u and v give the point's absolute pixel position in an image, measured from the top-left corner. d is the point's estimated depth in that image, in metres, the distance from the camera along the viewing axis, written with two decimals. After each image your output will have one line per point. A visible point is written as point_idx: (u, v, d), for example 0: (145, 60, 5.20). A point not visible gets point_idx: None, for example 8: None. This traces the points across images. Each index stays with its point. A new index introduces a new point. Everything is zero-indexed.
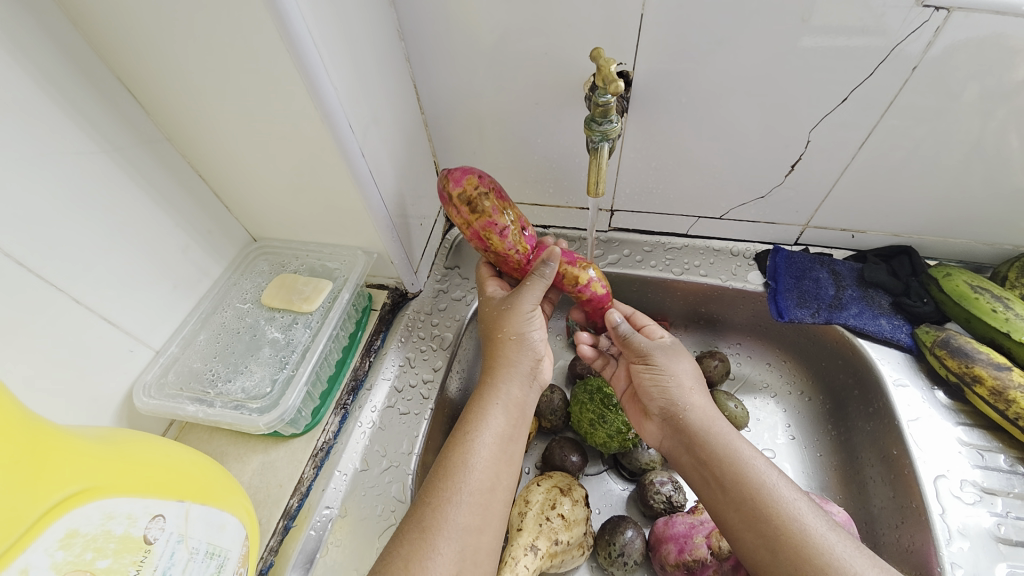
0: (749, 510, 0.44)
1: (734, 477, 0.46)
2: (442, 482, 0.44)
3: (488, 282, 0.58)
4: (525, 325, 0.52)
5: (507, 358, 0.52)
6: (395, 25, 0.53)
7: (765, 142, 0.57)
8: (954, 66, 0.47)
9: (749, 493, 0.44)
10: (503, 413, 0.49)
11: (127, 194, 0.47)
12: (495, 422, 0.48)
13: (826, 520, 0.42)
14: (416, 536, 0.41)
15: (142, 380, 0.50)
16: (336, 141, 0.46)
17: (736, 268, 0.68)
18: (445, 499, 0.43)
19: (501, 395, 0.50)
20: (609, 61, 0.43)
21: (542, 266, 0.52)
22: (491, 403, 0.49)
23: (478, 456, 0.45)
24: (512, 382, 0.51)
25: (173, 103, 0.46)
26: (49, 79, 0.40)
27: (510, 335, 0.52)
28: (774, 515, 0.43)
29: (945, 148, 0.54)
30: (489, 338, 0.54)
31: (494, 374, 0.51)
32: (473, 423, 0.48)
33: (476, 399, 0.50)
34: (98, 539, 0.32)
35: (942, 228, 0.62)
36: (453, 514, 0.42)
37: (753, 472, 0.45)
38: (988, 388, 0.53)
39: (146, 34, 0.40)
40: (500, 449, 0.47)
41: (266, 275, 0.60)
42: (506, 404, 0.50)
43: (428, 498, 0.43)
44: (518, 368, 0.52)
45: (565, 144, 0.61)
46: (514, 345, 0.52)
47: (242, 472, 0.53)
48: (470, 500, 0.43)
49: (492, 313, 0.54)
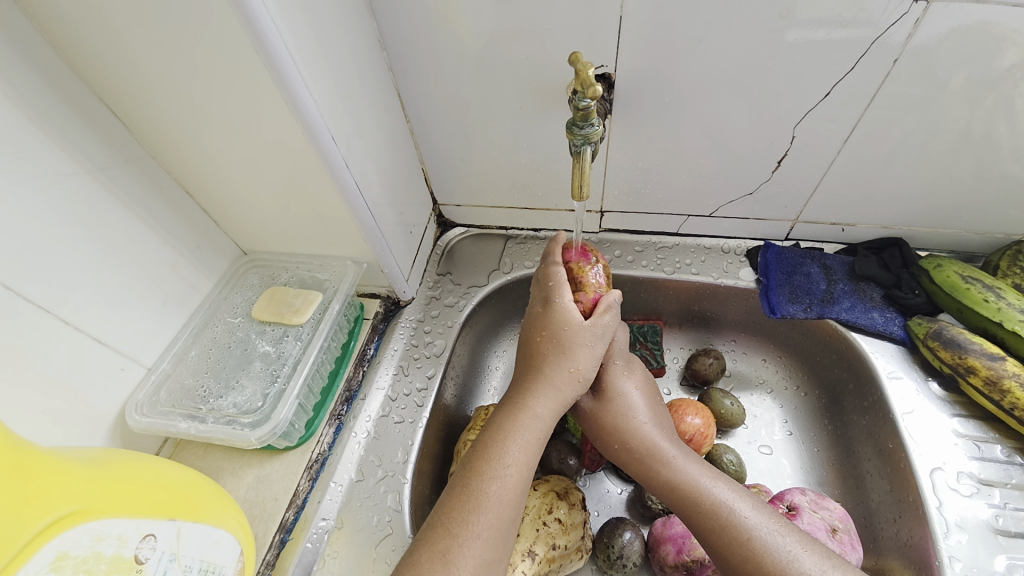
0: (709, 535, 0.44)
1: (691, 511, 0.45)
2: (469, 515, 0.42)
3: (564, 286, 0.52)
4: (592, 366, 0.50)
5: (553, 387, 0.49)
6: (376, 36, 0.53)
7: (750, 138, 0.57)
8: (938, 56, 0.47)
9: (707, 526, 0.44)
10: (536, 443, 0.47)
11: (112, 214, 0.47)
12: (527, 454, 0.46)
13: (794, 542, 0.42)
14: (439, 569, 0.40)
15: (134, 398, 0.50)
16: (319, 154, 0.46)
17: (727, 265, 0.68)
18: (474, 533, 0.42)
19: (540, 426, 0.48)
20: (586, 65, 0.43)
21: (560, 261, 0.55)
22: (528, 432, 0.47)
23: (506, 487, 0.44)
24: (552, 414, 0.48)
25: (157, 122, 0.46)
26: (29, 102, 0.40)
27: (579, 374, 0.50)
28: (729, 553, 0.43)
29: (933, 137, 0.54)
30: (540, 360, 0.50)
31: (538, 403, 0.48)
32: (503, 452, 0.46)
33: (510, 427, 0.47)
34: (88, 561, 0.32)
35: (931, 219, 0.62)
36: (477, 548, 0.41)
37: (711, 504, 0.44)
38: (982, 379, 0.53)
39: (127, 53, 0.40)
40: (526, 480, 0.46)
41: (256, 288, 0.60)
42: (541, 436, 0.48)
43: (453, 529, 0.42)
44: (560, 399, 0.49)
45: (551, 148, 0.61)
46: (566, 379, 0.49)
47: (237, 486, 0.53)
48: (496, 534, 0.42)
49: (541, 329, 0.51)
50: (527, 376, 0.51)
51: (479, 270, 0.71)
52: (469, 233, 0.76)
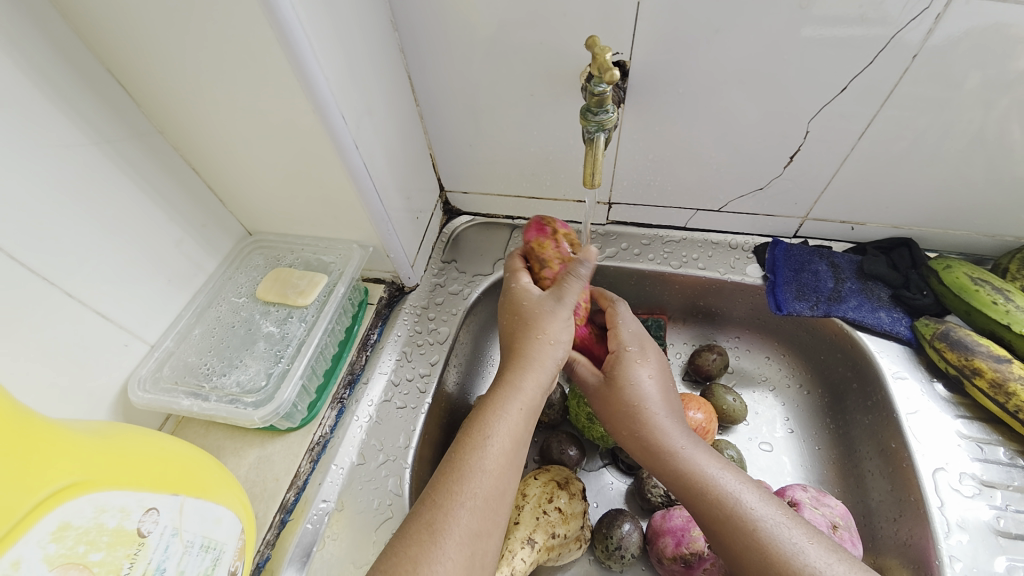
0: (713, 524, 0.44)
1: (698, 499, 0.45)
2: (454, 486, 0.42)
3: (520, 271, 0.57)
4: (562, 330, 0.50)
5: (534, 359, 0.49)
6: (388, 17, 0.52)
7: (763, 133, 0.56)
8: (957, 55, 0.46)
9: (712, 514, 0.44)
10: (520, 416, 0.46)
11: (119, 188, 0.47)
12: (511, 425, 0.46)
13: (800, 533, 0.42)
14: (426, 539, 0.40)
15: (137, 375, 0.50)
16: (329, 133, 0.46)
17: (734, 261, 0.68)
18: (458, 503, 0.41)
19: (523, 399, 0.47)
20: (603, 49, 0.42)
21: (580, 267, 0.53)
22: (511, 404, 0.47)
23: (491, 459, 0.44)
24: (535, 386, 0.48)
25: (166, 96, 0.46)
26: (37, 70, 0.39)
27: (547, 339, 0.50)
28: (733, 542, 0.43)
29: (947, 138, 0.53)
30: (516, 335, 0.51)
31: (518, 376, 0.48)
32: (487, 424, 0.45)
33: (493, 401, 0.47)
34: (90, 533, 0.32)
35: (940, 220, 0.62)
36: (463, 518, 0.41)
37: (716, 493, 0.44)
38: (987, 381, 0.52)
39: (135, 22, 0.39)
40: (513, 452, 0.45)
41: (261, 269, 0.59)
42: (526, 410, 0.47)
43: (440, 500, 0.42)
44: (543, 373, 0.49)
45: (561, 137, 0.61)
46: (545, 349, 0.49)
47: (238, 466, 0.53)
48: (482, 505, 0.42)
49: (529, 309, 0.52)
50: (508, 353, 0.51)
51: (485, 258, 0.71)
52: (475, 221, 0.75)
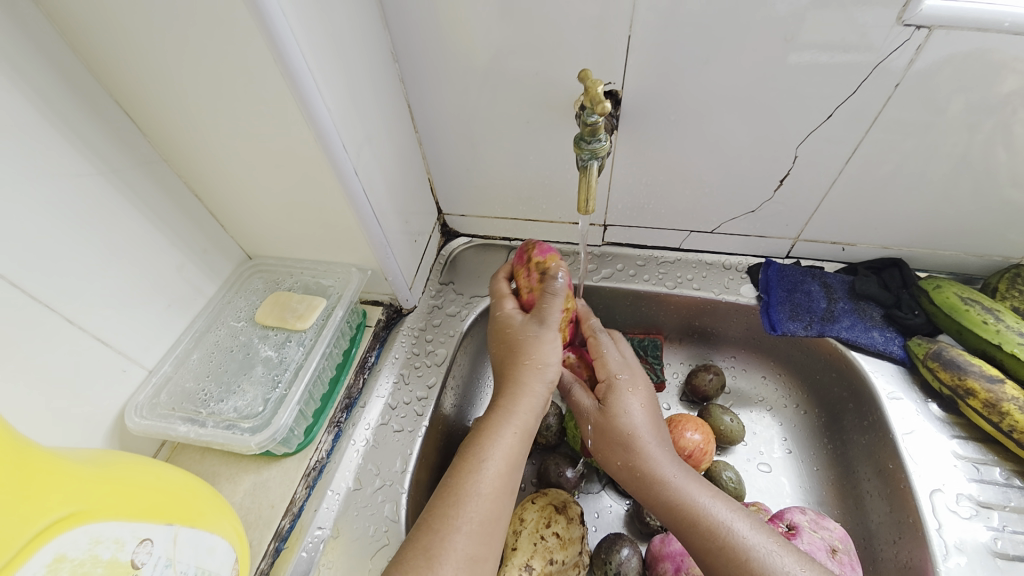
0: (705, 556, 0.44)
1: (688, 531, 0.45)
2: (452, 510, 0.42)
3: (505, 299, 0.57)
4: (550, 353, 0.51)
5: (527, 383, 0.49)
6: (389, 47, 0.54)
7: (753, 157, 0.58)
8: (938, 83, 0.48)
9: (703, 546, 0.44)
10: (517, 438, 0.47)
11: (121, 215, 0.48)
12: (509, 448, 0.46)
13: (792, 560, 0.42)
14: (423, 565, 0.39)
15: (134, 400, 0.50)
16: (329, 161, 0.47)
17: (728, 282, 0.69)
18: (455, 527, 0.41)
19: (517, 423, 0.47)
20: (596, 82, 0.43)
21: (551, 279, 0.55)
22: (506, 428, 0.47)
23: (488, 483, 0.44)
24: (529, 409, 0.48)
25: (171, 125, 0.47)
26: (46, 102, 0.41)
27: (537, 363, 0.50)
28: (726, 573, 0.43)
29: (933, 161, 0.55)
30: (508, 359, 0.51)
31: (513, 400, 0.48)
32: (485, 447, 0.46)
33: (489, 423, 0.47)
34: (85, 564, 0.32)
35: (930, 241, 0.63)
36: (460, 543, 0.41)
37: (707, 524, 0.44)
38: (981, 401, 0.53)
39: (144, 56, 0.41)
40: (510, 476, 0.45)
41: (260, 292, 0.60)
42: (523, 432, 0.47)
43: (436, 524, 0.42)
44: (539, 396, 0.49)
45: (557, 162, 0.62)
46: (537, 373, 0.50)
47: (233, 492, 0.52)
48: (479, 530, 0.42)
49: (515, 335, 0.53)
50: (501, 377, 0.51)
51: (482, 280, 0.72)
52: (473, 243, 0.76)
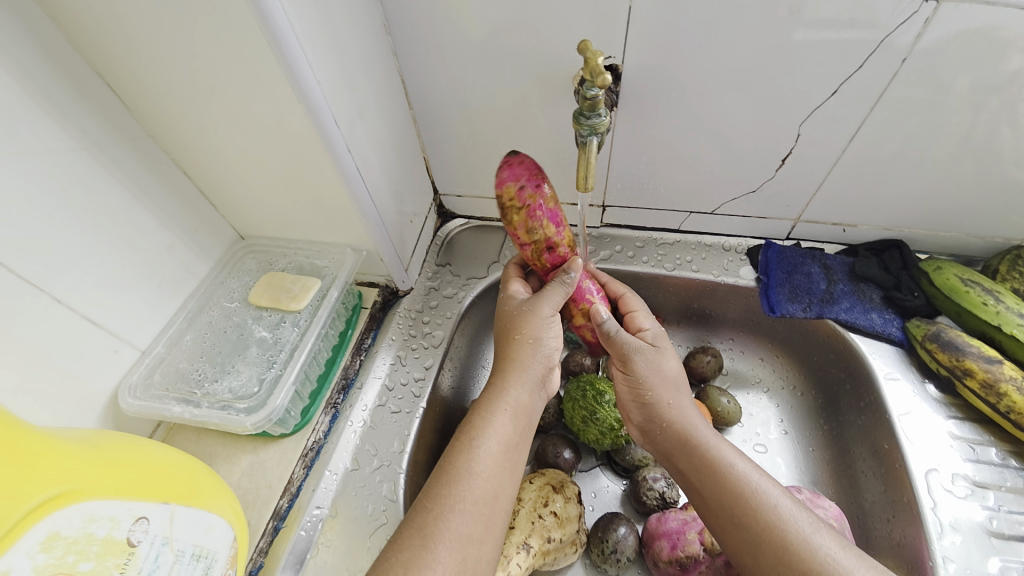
0: (730, 510, 0.44)
1: (717, 487, 0.45)
2: (445, 489, 0.42)
3: (513, 283, 0.57)
4: (542, 329, 0.50)
5: (519, 361, 0.49)
6: (381, 20, 0.52)
7: (755, 136, 0.57)
8: (947, 58, 0.47)
9: (730, 500, 0.44)
10: (511, 419, 0.47)
11: (108, 194, 0.46)
12: (503, 428, 0.46)
13: (812, 520, 0.42)
14: (418, 544, 0.39)
15: (127, 381, 0.49)
16: (321, 137, 0.46)
17: (728, 263, 0.68)
18: (447, 507, 0.41)
19: (509, 401, 0.48)
20: (596, 53, 0.41)
21: (564, 275, 0.51)
22: (497, 407, 0.47)
23: (482, 462, 0.44)
24: (520, 387, 0.49)
25: (156, 99, 0.45)
26: (23, 74, 0.39)
27: (527, 339, 0.50)
28: (753, 525, 0.42)
29: (937, 140, 0.54)
30: (501, 340, 0.52)
31: (505, 380, 0.49)
32: (478, 428, 0.46)
33: (483, 403, 0.48)
34: (80, 543, 0.32)
35: (931, 222, 0.62)
36: (455, 522, 0.41)
37: (736, 477, 0.45)
38: (978, 382, 0.53)
39: (124, 26, 0.39)
40: (506, 455, 0.45)
41: (253, 273, 0.59)
42: (515, 412, 0.47)
43: (431, 503, 0.42)
44: (531, 374, 0.49)
45: (555, 140, 0.61)
46: (526, 350, 0.50)
47: (230, 473, 0.52)
48: (474, 509, 0.42)
49: (509, 314, 0.53)
50: (496, 359, 0.51)
51: (479, 261, 0.71)
52: (470, 224, 0.75)
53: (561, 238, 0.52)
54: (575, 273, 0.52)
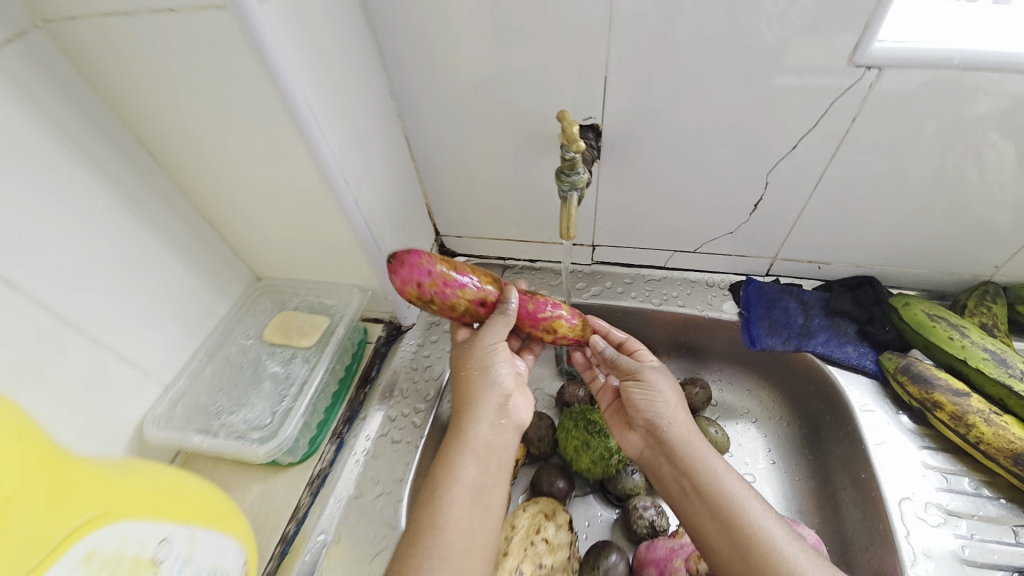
0: (719, 519, 0.47)
1: (710, 494, 0.48)
2: (417, 541, 0.44)
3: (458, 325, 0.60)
4: (495, 368, 0.54)
5: (478, 403, 0.52)
6: (387, 87, 0.59)
7: (728, 183, 0.62)
8: (893, 116, 0.52)
9: (720, 507, 0.47)
10: (476, 461, 0.49)
11: (144, 244, 0.52)
12: (468, 473, 0.48)
13: (793, 534, 0.45)
14: None
15: (153, 413, 0.54)
16: (332, 193, 0.51)
17: (712, 299, 0.72)
18: (423, 558, 0.43)
19: (472, 444, 0.50)
20: (572, 123, 0.47)
21: (502, 305, 0.54)
22: (461, 452, 0.50)
23: (451, 511, 0.46)
24: (482, 427, 0.51)
25: (189, 163, 0.52)
26: (79, 145, 0.46)
27: (477, 379, 0.53)
28: (743, 533, 0.45)
29: (905, 180, 0.58)
30: (456, 383, 0.55)
31: (466, 422, 0.51)
32: (445, 476, 0.48)
33: (448, 451, 0.50)
34: (114, 559, 0.36)
35: (900, 259, 0.66)
36: (433, 572, 0.43)
37: (727, 486, 0.48)
38: (948, 413, 0.55)
39: (167, 104, 0.46)
40: (474, 499, 0.47)
41: (268, 312, 0.64)
42: (479, 454, 0.50)
43: (406, 555, 0.44)
44: (490, 412, 0.52)
45: (545, 188, 0.66)
46: (483, 392, 0.53)
47: (242, 499, 0.56)
48: (446, 559, 0.43)
49: (458, 357, 0.56)
50: (458, 401, 0.54)
51: None
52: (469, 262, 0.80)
53: (484, 288, 0.55)
54: (512, 300, 0.55)
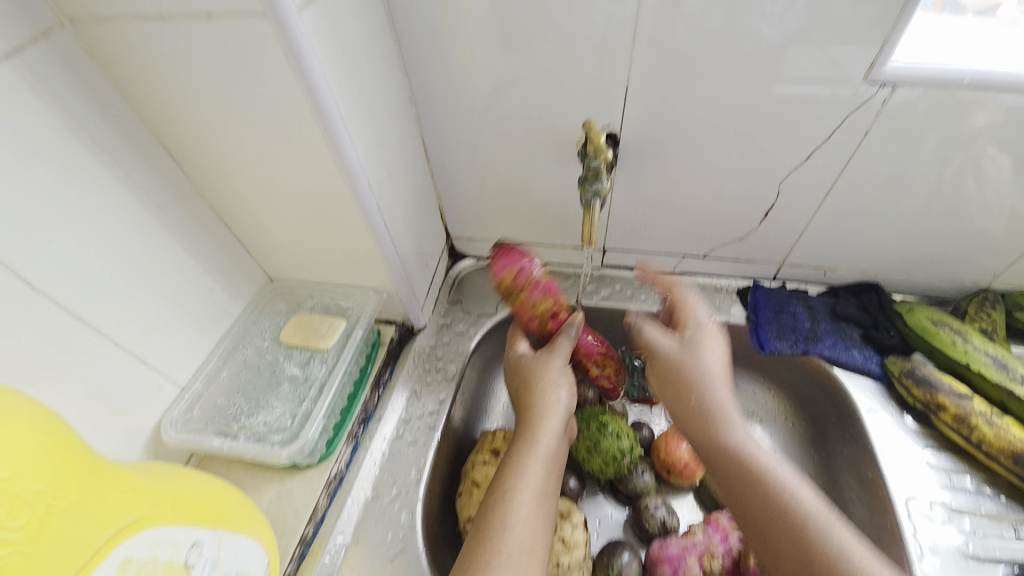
0: (763, 509, 0.47)
1: (752, 484, 0.48)
2: (482, 542, 0.44)
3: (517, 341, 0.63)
4: (560, 378, 0.57)
5: (544, 409, 0.54)
6: (408, 93, 0.59)
7: (740, 189, 0.63)
8: (904, 128, 0.54)
9: (766, 499, 0.47)
10: (542, 467, 0.50)
11: (161, 245, 0.52)
12: (535, 477, 0.49)
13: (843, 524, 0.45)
14: None
15: (169, 416, 0.54)
16: (355, 197, 0.51)
17: (720, 302, 0.73)
18: (487, 557, 0.43)
19: (541, 449, 0.51)
20: (598, 133, 0.48)
21: (569, 328, 0.60)
22: (530, 455, 0.50)
23: (518, 512, 0.46)
24: (549, 434, 0.53)
25: (210, 164, 0.51)
26: (100, 146, 0.45)
27: (545, 386, 0.56)
28: (789, 522, 0.45)
29: (908, 191, 0.59)
30: (523, 393, 0.57)
31: (534, 427, 0.53)
32: (512, 478, 0.48)
33: (513, 455, 0.51)
34: (148, 564, 0.35)
35: (903, 266, 0.68)
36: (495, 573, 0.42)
37: (770, 478, 0.48)
38: (951, 415, 0.57)
39: (193, 105, 0.46)
40: (539, 502, 0.47)
41: (283, 314, 0.64)
42: (545, 460, 0.51)
43: (468, 559, 0.43)
44: (554, 420, 0.54)
45: (560, 192, 0.67)
46: (549, 399, 0.55)
47: (259, 501, 0.56)
48: (510, 559, 0.43)
49: (524, 368, 0.59)
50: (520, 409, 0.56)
51: (486, 299, 0.76)
52: (479, 264, 0.80)
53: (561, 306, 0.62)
54: (575, 325, 0.61)
